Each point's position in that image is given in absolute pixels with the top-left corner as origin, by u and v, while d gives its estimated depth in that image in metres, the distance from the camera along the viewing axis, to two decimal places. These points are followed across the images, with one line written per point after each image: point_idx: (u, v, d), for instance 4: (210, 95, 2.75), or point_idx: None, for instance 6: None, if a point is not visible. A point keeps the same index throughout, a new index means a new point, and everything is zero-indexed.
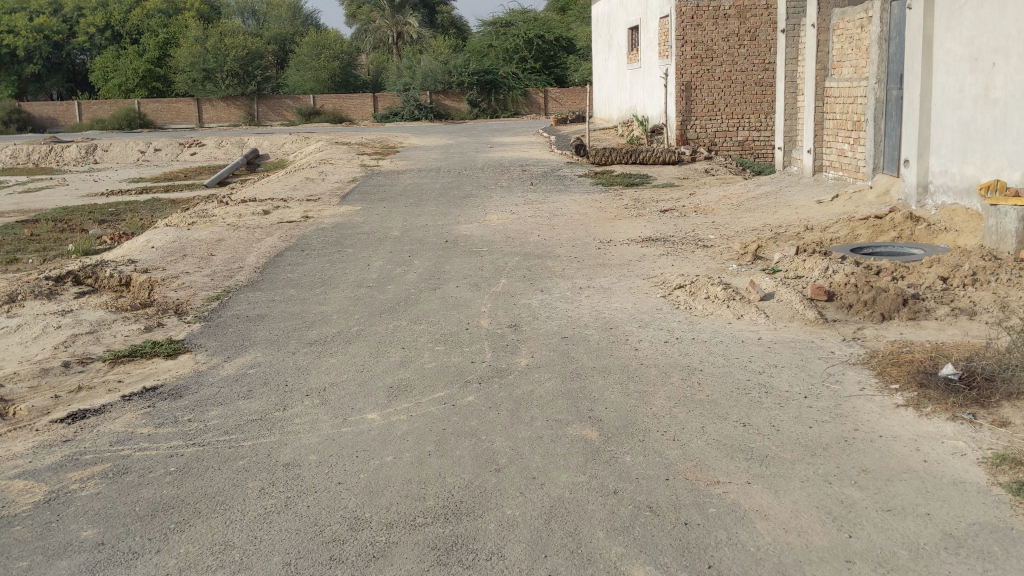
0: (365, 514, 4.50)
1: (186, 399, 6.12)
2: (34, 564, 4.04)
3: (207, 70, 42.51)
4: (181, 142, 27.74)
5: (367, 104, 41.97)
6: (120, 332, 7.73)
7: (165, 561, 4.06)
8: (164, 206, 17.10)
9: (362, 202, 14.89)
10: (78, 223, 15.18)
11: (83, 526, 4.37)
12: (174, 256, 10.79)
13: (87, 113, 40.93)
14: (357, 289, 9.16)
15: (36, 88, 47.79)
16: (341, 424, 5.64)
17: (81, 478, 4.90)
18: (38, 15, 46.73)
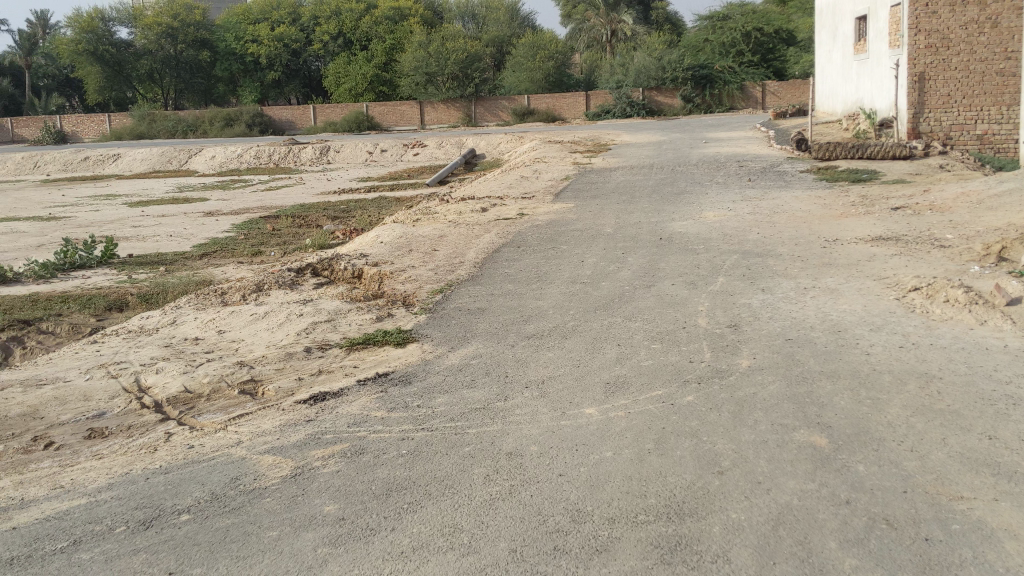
0: (587, 507, 4.52)
1: (415, 385, 6.40)
2: (283, 534, 4.30)
3: (429, 73, 44.28)
4: (405, 143, 28.97)
5: (580, 102, 42.28)
6: (355, 321, 8.19)
7: (400, 540, 4.24)
8: (390, 204, 17.91)
9: (576, 199, 15.01)
10: (314, 220, 16.20)
11: (326, 501, 4.64)
12: (400, 250, 11.30)
13: (320, 117, 43.61)
14: (573, 285, 9.24)
15: (276, 93, 51.92)
16: (561, 417, 5.71)
17: (323, 456, 5.21)
18: (279, 24, 50.31)
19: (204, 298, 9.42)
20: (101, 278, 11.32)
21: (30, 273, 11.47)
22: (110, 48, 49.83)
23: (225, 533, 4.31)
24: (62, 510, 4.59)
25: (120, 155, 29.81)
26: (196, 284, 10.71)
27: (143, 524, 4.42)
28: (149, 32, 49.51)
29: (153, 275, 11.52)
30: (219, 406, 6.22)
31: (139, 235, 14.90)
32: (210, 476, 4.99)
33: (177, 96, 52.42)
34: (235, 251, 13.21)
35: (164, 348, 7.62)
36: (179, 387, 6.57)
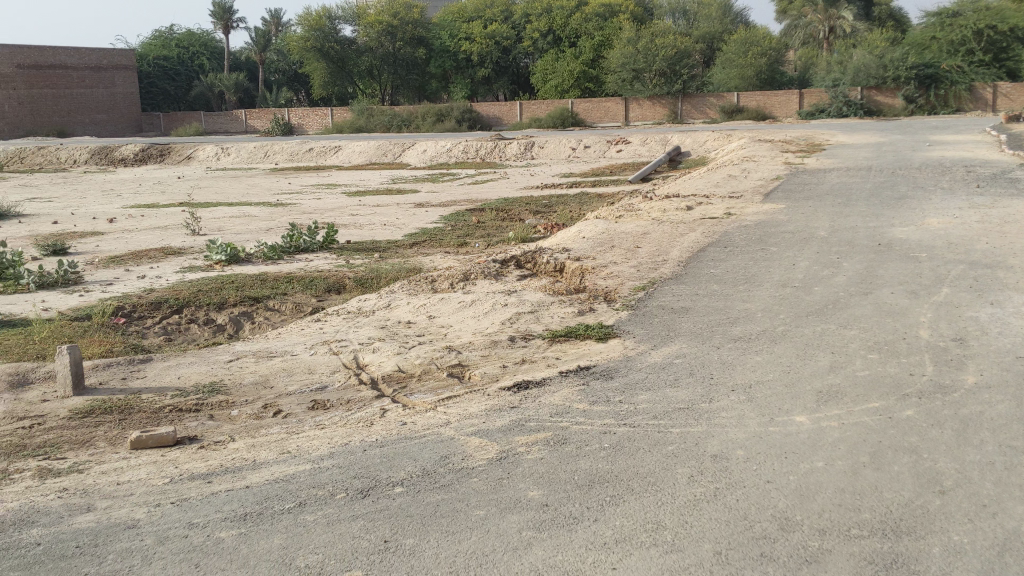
0: (796, 517, 4.38)
1: (618, 380, 6.42)
2: (489, 514, 4.42)
3: (637, 70, 44.30)
4: (609, 140, 28.93)
5: (792, 100, 40.88)
6: (558, 313, 8.30)
7: (602, 531, 4.27)
8: (593, 200, 17.99)
9: (786, 200, 14.55)
10: (518, 213, 16.52)
11: (530, 487, 4.73)
12: (603, 246, 11.34)
13: (526, 112, 44.34)
14: (782, 288, 8.97)
15: (485, 89, 53.31)
16: (768, 423, 5.56)
17: (527, 443, 5.32)
18: (491, 22, 51.54)
19: (415, 284, 9.81)
20: (322, 262, 12.01)
21: (259, 254, 12.33)
22: (335, 45, 52.84)
23: (436, 509, 4.48)
24: (289, 474, 4.90)
25: (340, 148, 31.48)
26: (407, 271, 11.18)
27: (361, 493, 4.65)
28: (371, 30, 51.99)
29: (368, 261, 12.10)
30: (429, 387, 6.48)
31: (356, 223, 15.67)
32: (422, 453, 5.20)
33: (393, 92, 54.74)
34: (443, 241, 13.68)
35: (380, 330, 8.01)
36: (393, 367, 6.89)
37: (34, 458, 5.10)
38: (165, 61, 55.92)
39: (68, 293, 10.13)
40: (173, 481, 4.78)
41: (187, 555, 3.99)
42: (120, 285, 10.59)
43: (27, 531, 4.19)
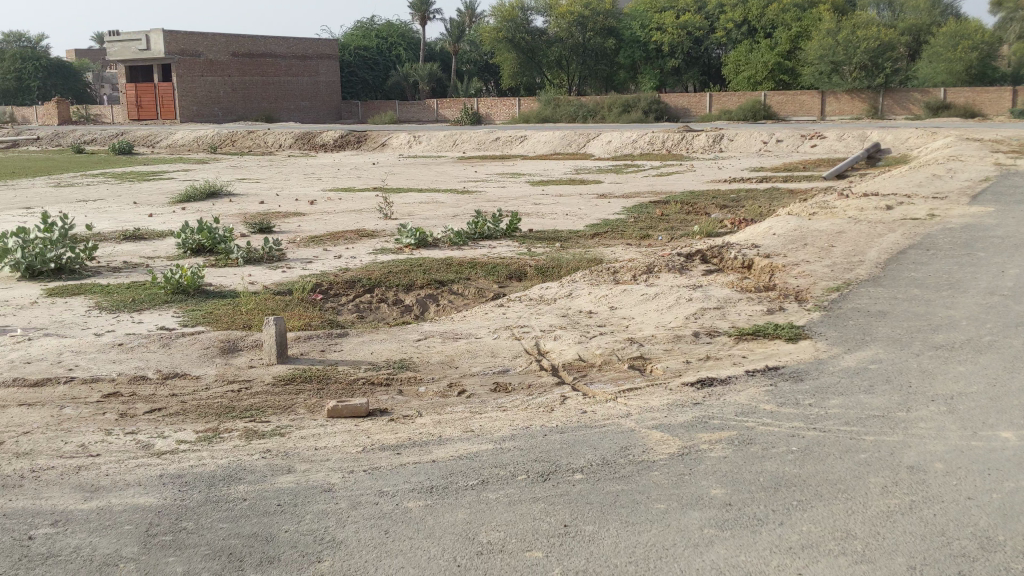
0: (999, 537, 4.12)
1: (807, 383, 6.21)
2: (670, 509, 4.39)
3: (836, 62, 42.42)
4: (803, 134, 27.88)
5: (1006, 97, 38.28)
6: (745, 311, 8.11)
7: (788, 535, 4.16)
8: (783, 196, 17.44)
9: (997, 204, 13.60)
10: (703, 207, 16.24)
11: (713, 484, 4.66)
12: (794, 244, 10.98)
13: (716, 105, 43.45)
14: (990, 296, 8.41)
15: (674, 80, 52.54)
16: (970, 437, 5.24)
17: (710, 440, 5.24)
18: (684, 13, 50.67)
19: (598, 274, 9.83)
20: (506, 249, 12.23)
21: (446, 239, 12.68)
22: (526, 36, 53.82)
23: (616, 498, 4.48)
24: (473, 452, 5.04)
25: (526, 138, 31.87)
26: (589, 261, 11.22)
27: (542, 477, 4.72)
28: (562, 21, 52.62)
29: (550, 249, 12.22)
30: (611, 377, 6.49)
31: (540, 212, 15.84)
32: (603, 442, 5.22)
33: (581, 83, 54.93)
34: (625, 232, 13.62)
35: (562, 318, 8.08)
36: (574, 355, 6.95)
37: (241, 419, 5.47)
38: (364, 51, 58.41)
39: (271, 269, 10.77)
40: (366, 450, 5.01)
41: (378, 521, 4.17)
42: (318, 263, 11.16)
43: (234, 486, 4.48)
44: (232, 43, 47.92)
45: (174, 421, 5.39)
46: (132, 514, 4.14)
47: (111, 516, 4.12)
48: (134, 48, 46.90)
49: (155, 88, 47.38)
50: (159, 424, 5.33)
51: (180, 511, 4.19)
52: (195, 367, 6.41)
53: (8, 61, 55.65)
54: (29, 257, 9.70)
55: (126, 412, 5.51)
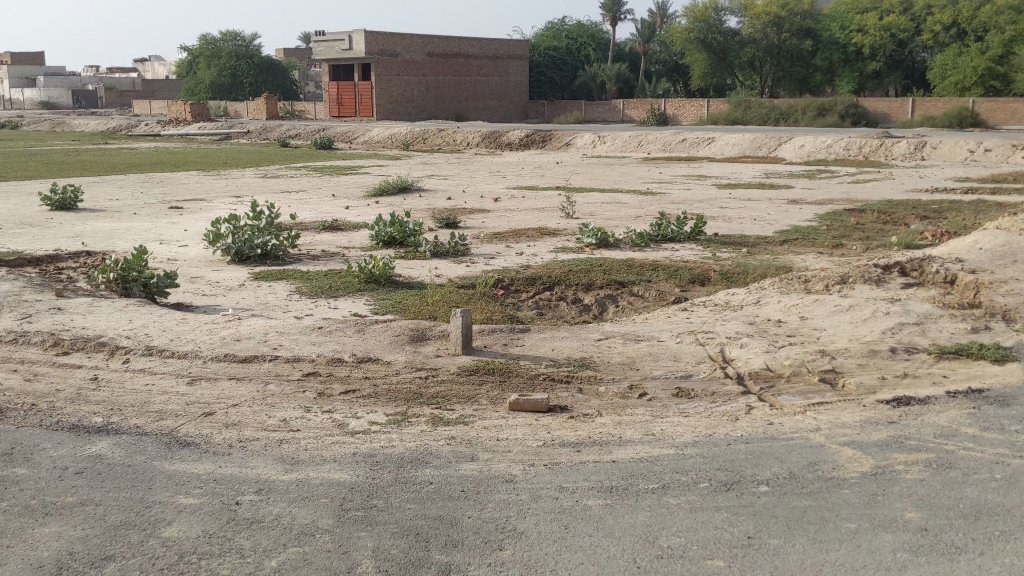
0: None
1: (1014, 408, 5.80)
2: (861, 529, 4.21)
3: None
4: (1017, 143, 25.92)
5: None
6: (946, 328, 7.66)
7: (990, 567, 3.90)
8: (992, 209, 16.34)
9: None
10: (901, 217, 15.44)
11: (907, 507, 4.43)
12: (1002, 259, 10.27)
13: (919, 110, 41.21)
14: None
15: (874, 84, 49.92)
16: None
17: (905, 462, 4.99)
18: (889, 14, 48.31)
19: (787, 283, 9.53)
20: (690, 252, 12.05)
21: (628, 240, 12.63)
22: (719, 37, 52.92)
23: (802, 514, 4.35)
24: (655, 456, 5.00)
25: (714, 140, 31.27)
26: (777, 268, 10.89)
27: (725, 486, 4.63)
28: (756, 21, 51.41)
29: (735, 255, 11.96)
30: (799, 390, 6.28)
31: (726, 216, 15.52)
32: (790, 456, 5.06)
33: (773, 85, 53.32)
34: (817, 241, 13.12)
35: (749, 325, 7.89)
36: (761, 364, 6.77)
37: (428, 405, 5.66)
38: (554, 52, 59.01)
39: (456, 263, 11.05)
40: (547, 445, 5.07)
41: (558, 516, 4.21)
42: (502, 259, 11.37)
43: (421, 469, 4.63)
44: (428, 44, 49.57)
45: (366, 403, 5.63)
46: (328, 489, 4.35)
47: (309, 489, 4.34)
48: (337, 48, 49.25)
49: (355, 87, 49.64)
50: (353, 405, 5.58)
51: (371, 489, 4.37)
52: (387, 353, 6.67)
53: (224, 58, 59.58)
54: (238, 243, 10.39)
55: (324, 391, 5.80)
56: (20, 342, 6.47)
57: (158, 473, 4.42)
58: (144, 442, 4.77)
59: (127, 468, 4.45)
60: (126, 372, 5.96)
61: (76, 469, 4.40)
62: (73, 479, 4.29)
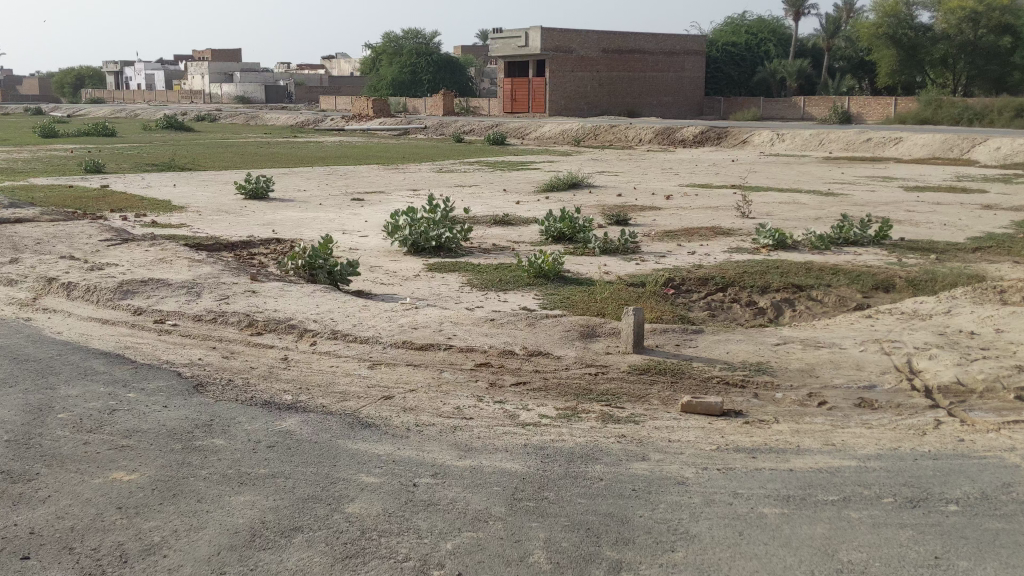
0: None
1: None
2: None
3: None
4: None
5: None
6: None
7: None
8: None
9: None
10: None
11: None
12: None
13: None
14: None
15: None
16: None
17: None
18: None
19: (981, 293, 8.97)
20: (872, 257, 11.53)
21: (806, 242, 12.22)
22: (909, 33, 50.43)
23: (995, 537, 4.08)
24: (833, 467, 4.82)
25: (901, 139, 29.77)
26: (969, 277, 10.26)
27: (910, 502, 4.41)
28: (951, 16, 48.66)
29: (923, 261, 11.35)
30: (992, 407, 5.91)
31: (913, 220, 14.77)
32: (981, 475, 4.77)
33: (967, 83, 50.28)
34: (1014, 249, 12.29)
35: (937, 336, 7.48)
36: (950, 377, 6.40)
37: (599, 402, 5.66)
38: (732, 47, 57.69)
39: (627, 260, 11.00)
40: (720, 449, 4.97)
41: (732, 522, 4.11)
42: (673, 258, 11.22)
43: (592, 464, 4.62)
44: (603, 40, 49.62)
45: (537, 396, 5.69)
46: (502, 477, 4.39)
47: (483, 476, 4.38)
48: (515, 45, 50.02)
49: (529, 83, 50.30)
50: (524, 397, 5.65)
51: (543, 480, 4.38)
52: (558, 348, 6.72)
53: (405, 56, 61.75)
54: (414, 235, 10.72)
55: (496, 382, 5.91)
56: (218, 321, 6.90)
57: (341, 452, 4.58)
58: (328, 422, 4.99)
59: (313, 446, 4.64)
60: (312, 355, 6.25)
61: (266, 444, 4.62)
62: (264, 453, 4.50)
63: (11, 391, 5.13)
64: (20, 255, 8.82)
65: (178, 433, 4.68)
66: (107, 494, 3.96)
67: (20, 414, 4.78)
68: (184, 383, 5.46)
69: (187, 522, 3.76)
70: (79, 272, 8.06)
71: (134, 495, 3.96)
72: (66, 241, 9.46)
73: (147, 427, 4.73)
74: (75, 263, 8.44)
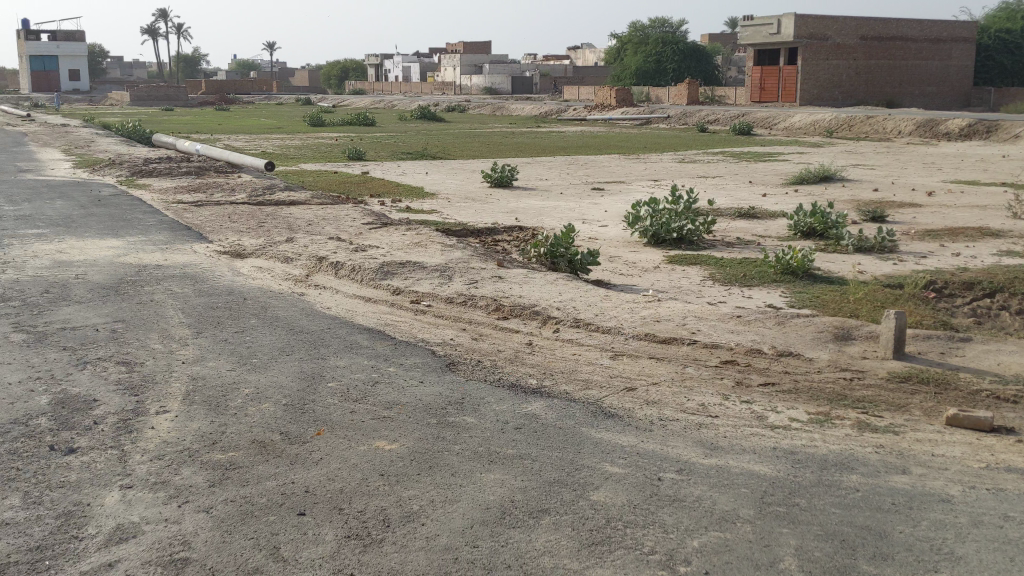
0: None
1: None
2: None
3: None
4: None
5: None
6: None
7: None
8: None
9: None
10: None
11: None
12: None
13: None
14: None
15: None
16: None
17: None
18: None
19: None
20: None
21: None
22: None
23: None
24: None
25: None
26: None
27: None
28: None
29: None
30: None
31: None
32: None
33: None
34: None
35: None
36: None
37: (853, 409, 5.39)
38: (1008, 34, 53.01)
39: (881, 260, 10.39)
40: (990, 469, 4.60)
41: (1004, 546, 3.79)
42: (934, 260, 10.48)
43: (847, 474, 4.40)
44: (861, 26, 47.11)
45: (786, 398, 5.50)
46: (748, 478, 4.27)
47: (730, 476, 4.28)
48: (765, 33, 48.42)
49: (779, 71, 48.26)
50: (772, 398, 5.48)
51: (793, 486, 4.22)
52: (808, 350, 6.45)
53: (651, 45, 61.37)
54: (656, 226, 10.64)
55: (743, 381, 5.76)
56: (468, 304, 7.18)
57: (587, 439, 4.63)
58: (574, 409, 5.06)
59: (559, 431, 4.72)
60: (556, 342, 6.37)
61: (514, 425, 4.76)
62: (513, 434, 4.63)
63: (288, 359, 5.58)
64: (294, 235, 9.58)
65: (433, 408, 4.91)
66: (371, 461, 4.21)
67: (295, 380, 5.20)
68: (438, 361, 5.73)
69: (443, 494, 3.93)
70: (344, 252, 8.63)
71: (395, 464, 4.20)
72: (333, 224, 10.17)
73: (406, 400, 5.00)
74: (341, 244, 9.05)
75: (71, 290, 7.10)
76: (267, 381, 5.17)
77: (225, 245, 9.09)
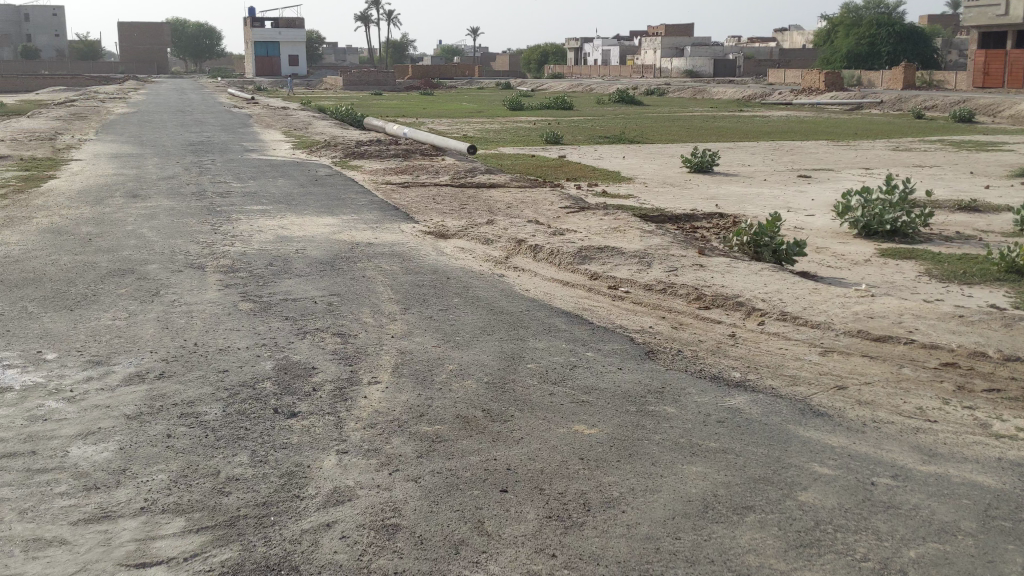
0: None
1: None
2: None
3: None
4: None
5: None
6: None
7: None
8: None
9: None
10: None
11: None
12: None
13: None
14: None
15: None
16: None
17: None
18: None
19: None
20: None
21: None
22: None
23: None
24: None
25: None
26: None
27: None
28: None
29: None
30: None
31: None
32: None
33: None
34: None
35: None
36: None
37: None
38: None
39: None
40: None
41: None
42: None
43: None
44: None
45: (1014, 406, 5.11)
46: (971, 490, 4.01)
47: (950, 486, 4.03)
48: (991, 14, 45.05)
49: (1006, 55, 44.84)
50: (998, 406, 5.11)
51: (1021, 501, 3.92)
52: None
53: (864, 28, 58.53)
54: (867, 218, 10.17)
55: (964, 385, 5.40)
56: (668, 292, 7.11)
57: (793, 437, 4.49)
58: (779, 405, 4.91)
59: (763, 427, 4.60)
60: (760, 334, 6.20)
61: (717, 417, 4.67)
62: (715, 427, 4.55)
63: (490, 338, 5.71)
64: (494, 217, 9.78)
65: (632, 395, 4.90)
66: (570, 444, 4.25)
67: (497, 359, 5.32)
68: (636, 349, 5.70)
69: (644, 483, 3.92)
70: (544, 236, 8.74)
71: (594, 449, 4.22)
72: (532, 207, 10.31)
73: (605, 386, 5.01)
74: (541, 228, 9.16)
75: (291, 264, 7.56)
76: (469, 359, 5.31)
77: (430, 226, 9.40)
